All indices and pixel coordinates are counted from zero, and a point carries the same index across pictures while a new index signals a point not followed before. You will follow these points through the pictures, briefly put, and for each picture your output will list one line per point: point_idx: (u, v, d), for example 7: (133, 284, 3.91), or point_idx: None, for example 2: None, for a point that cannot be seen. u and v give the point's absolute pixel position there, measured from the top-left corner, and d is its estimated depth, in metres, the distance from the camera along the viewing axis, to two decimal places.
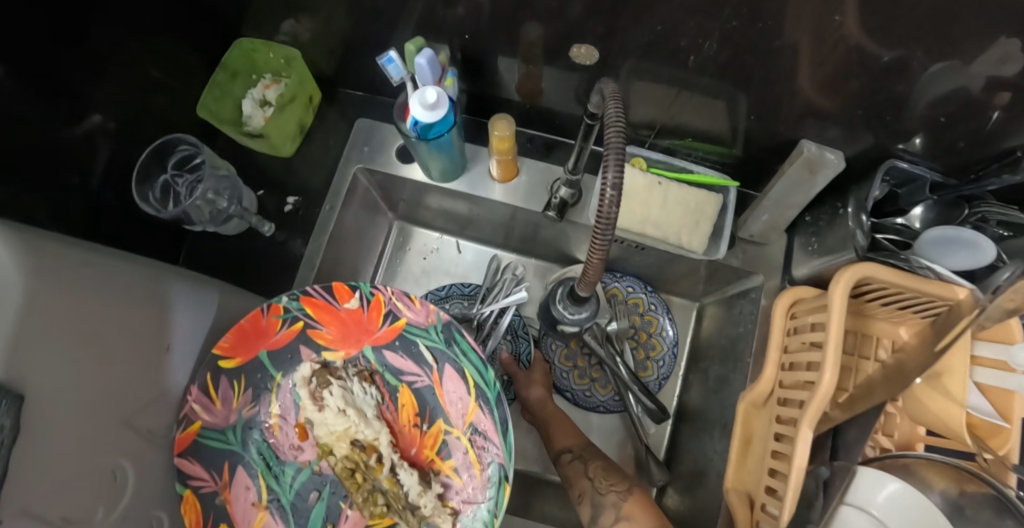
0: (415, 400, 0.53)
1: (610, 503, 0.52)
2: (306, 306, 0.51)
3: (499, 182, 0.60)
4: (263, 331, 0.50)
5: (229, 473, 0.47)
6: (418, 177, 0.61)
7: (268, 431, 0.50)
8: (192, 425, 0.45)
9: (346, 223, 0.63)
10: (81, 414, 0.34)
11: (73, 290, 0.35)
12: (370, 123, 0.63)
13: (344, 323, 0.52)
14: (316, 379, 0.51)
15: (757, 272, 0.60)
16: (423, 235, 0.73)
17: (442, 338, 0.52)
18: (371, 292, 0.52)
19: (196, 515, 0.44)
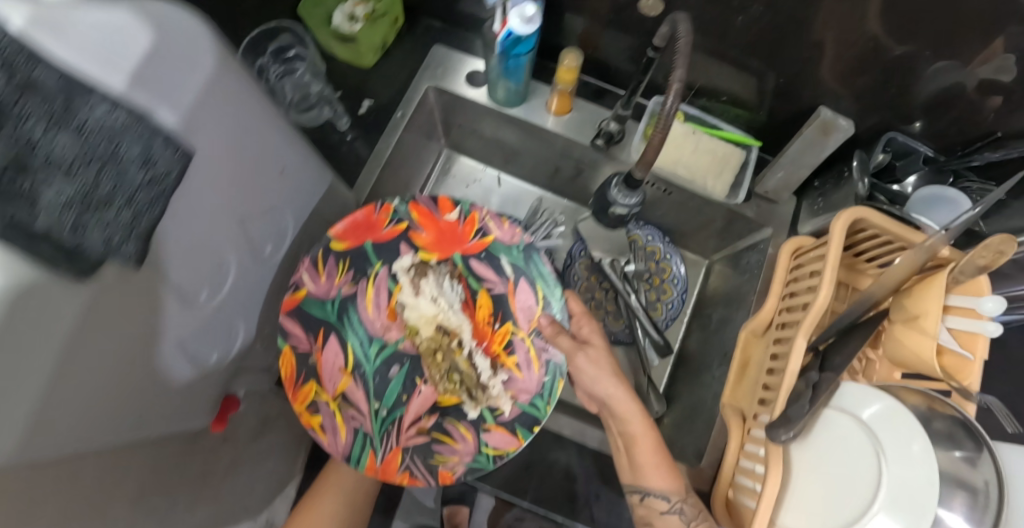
0: (492, 303, 0.59)
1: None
2: (414, 212, 0.59)
3: (554, 113, 0.68)
4: (373, 224, 0.58)
5: (323, 338, 0.56)
6: (482, 100, 0.68)
7: (361, 307, 0.58)
8: (299, 291, 0.55)
9: (409, 134, 0.70)
10: (216, 196, 0.40)
11: (245, 92, 0.41)
12: (444, 50, 0.69)
13: (440, 230, 0.60)
14: (416, 270, 0.59)
15: (767, 225, 0.67)
16: (469, 165, 0.81)
17: (522, 257, 0.59)
18: (469, 209, 0.60)
19: (293, 367, 0.54)
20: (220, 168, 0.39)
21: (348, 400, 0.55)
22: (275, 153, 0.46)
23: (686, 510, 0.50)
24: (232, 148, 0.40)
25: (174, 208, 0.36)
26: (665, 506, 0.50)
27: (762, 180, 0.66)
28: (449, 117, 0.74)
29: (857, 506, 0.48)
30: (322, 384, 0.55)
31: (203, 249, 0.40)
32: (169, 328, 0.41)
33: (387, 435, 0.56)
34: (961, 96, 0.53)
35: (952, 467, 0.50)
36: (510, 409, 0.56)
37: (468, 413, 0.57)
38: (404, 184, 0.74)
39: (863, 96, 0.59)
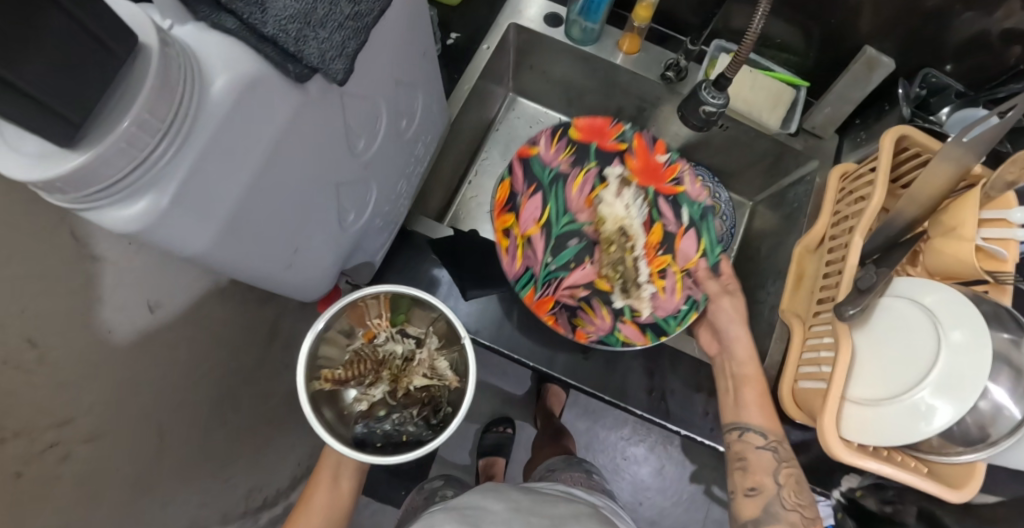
0: (660, 236, 0.71)
1: (787, 522, 0.55)
2: (635, 141, 0.73)
3: (624, 52, 0.74)
4: (605, 133, 0.74)
5: (532, 191, 0.72)
6: (559, 37, 0.74)
7: (568, 186, 0.73)
8: (533, 147, 0.72)
9: (490, 70, 0.76)
10: (384, 50, 0.47)
11: None
12: None
13: (648, 164, 0.73)
14: (622, 181, 0.72)
15: (814, 160, 0.75)
16: (532, 108, 0.87)
17: (700, 212, 0.71)
18: (676, 161, 0.73)
19: (506, 194, 0.71)
20: (391, 25, 0.47)
21: (532, 241, 0.70)
22: (418, 29, 0.53)
23: (778, 449, 0.60)
24: (401, 13, 0.47)
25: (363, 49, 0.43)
26: (761, 444, 0.61)
27: (810, 116, 0.73)
28: (523, 58, 0.80)
29: (910, 376, 0.56)
30: (519, 219, 0.71)
31: (365, 95, 0.48)
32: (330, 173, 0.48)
33: (549, 282, 0.69)
34: (987, 40, 0.63)
35: (1002, 348, 0.56)
36: (646, 314, 0.68)
37: (615, 301, 0.69)
38: (479, 116, 0.80)
39: (904, 43, 0.67)
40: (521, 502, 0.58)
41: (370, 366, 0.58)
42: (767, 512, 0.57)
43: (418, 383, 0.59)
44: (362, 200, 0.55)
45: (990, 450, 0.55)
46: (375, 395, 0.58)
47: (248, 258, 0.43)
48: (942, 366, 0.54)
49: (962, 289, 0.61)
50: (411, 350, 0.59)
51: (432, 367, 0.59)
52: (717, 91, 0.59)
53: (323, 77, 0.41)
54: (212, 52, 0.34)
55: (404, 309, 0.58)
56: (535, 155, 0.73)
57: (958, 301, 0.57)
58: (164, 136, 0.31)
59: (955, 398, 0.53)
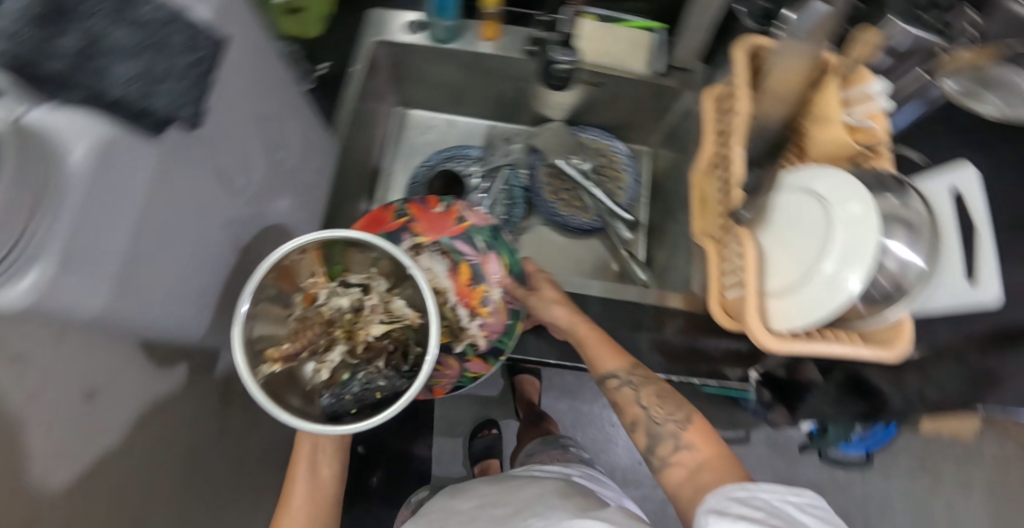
0: (471, 272, 0.66)
1: (668, 434, 0.53)
2: (410, 209, 0.68)
3: (486, 40, 0.77)
4: (382, 219, 0.67)
5: None
6: (424, 42, 0.77)
7: None
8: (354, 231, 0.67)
9: (368, 88, 0.79)
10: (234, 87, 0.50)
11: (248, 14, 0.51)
12: (380, 12, 0.77)
13: (431, 221, 0.67)
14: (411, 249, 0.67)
15: (687, 92, 0.78)
16: (423, 116, 0.92)
17: (494, 236, 0.67)
18: (451, 204, 0.68)
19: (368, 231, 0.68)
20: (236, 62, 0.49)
21: None
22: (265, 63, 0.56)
23: (636, 385, 0.57)
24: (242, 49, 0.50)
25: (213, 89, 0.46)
26: (619, 381, 0.57)
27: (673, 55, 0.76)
28: (399, 69, 0.83)
29: (812, 257, 0.59)
30: None
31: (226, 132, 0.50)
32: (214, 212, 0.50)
33: None
34: None
35: (892, 211, 0.60)
36: (484, 344, 0.65)
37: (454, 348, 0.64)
38: (369, 134, 0.82)
39: None
40: (489, 495, 0.59)
41: (317, 329, 0.60)
42: (652, 435, 0.54)
43: (376, 333, 0.61)
44: (243, 227, 0.58)
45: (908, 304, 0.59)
46: (333, 359, 0.59)
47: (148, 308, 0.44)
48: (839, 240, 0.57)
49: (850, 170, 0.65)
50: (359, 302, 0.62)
51: (386, 314, 0.61)
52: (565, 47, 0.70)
53: (179, 123, 0.43)
54: (61, 126, 0.35)
55: (341, 259, 0.59)
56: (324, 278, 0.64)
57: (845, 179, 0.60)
58: (32, 211, 0.32)
59: (856, 265, 0.56)
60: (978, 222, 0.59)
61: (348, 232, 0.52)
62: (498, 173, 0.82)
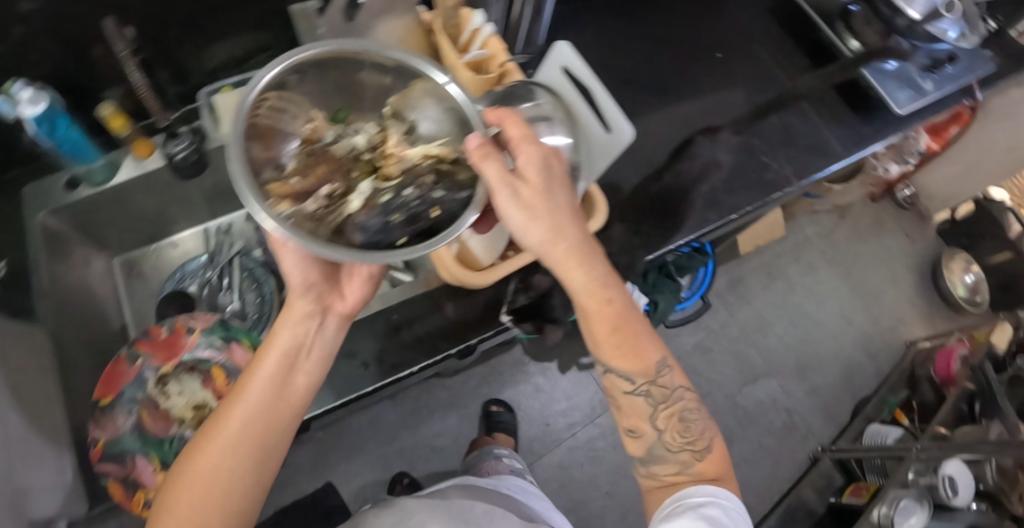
0: (224, 372, 0.66)
1: (678, 460, 0.55)
2: (142, 349, 0.67)
3: (144, 157, 0.77)
4: (117, 372, 0.66)
5: (146, 413, 0.67)
6: (89, 191, 0.76)
7: (149, 423, 0.66)
8: (104, 397, 0.66)
9: (58, 260, 0.76)
10: None
11: None
12: (28, 185, 0.75)
13: (165, 349, 0.68)
14: (161, 383, 0.67)
15: None
16: (144, 252, 0.92)
17: (225, 329, 0.67)
18: (172, 323, 0.68)
19: (115, 386, 0.66)
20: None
21: None
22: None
23: (651, 390, 0.54)
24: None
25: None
26: (630, 386, 0.54)
27: None
28: (84, 225, 0.80)
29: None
30: (146, 487, 0.63)
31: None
32: None
33: None
34: None
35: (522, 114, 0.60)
36: None
37: None
38: (85, 301, 0.80)
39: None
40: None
41: (335, 164, 0.47)
42: (653, 451, 0.56)
43: (409, 160, 0.48)
44: None
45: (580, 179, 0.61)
46: (357, 194, 0.45)
47: None
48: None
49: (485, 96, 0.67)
50: (379, 143, 0.50)
51: (422, 138, 0.50)
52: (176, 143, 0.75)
53: None
54: None
55: (347, 108, 0.53)
56: (104, 445, 0.64)
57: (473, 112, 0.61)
58: None
59: None
60: (592, 84, 0.62)
61: (395, 51, 0.47)
62: (232, 264, 0.83)
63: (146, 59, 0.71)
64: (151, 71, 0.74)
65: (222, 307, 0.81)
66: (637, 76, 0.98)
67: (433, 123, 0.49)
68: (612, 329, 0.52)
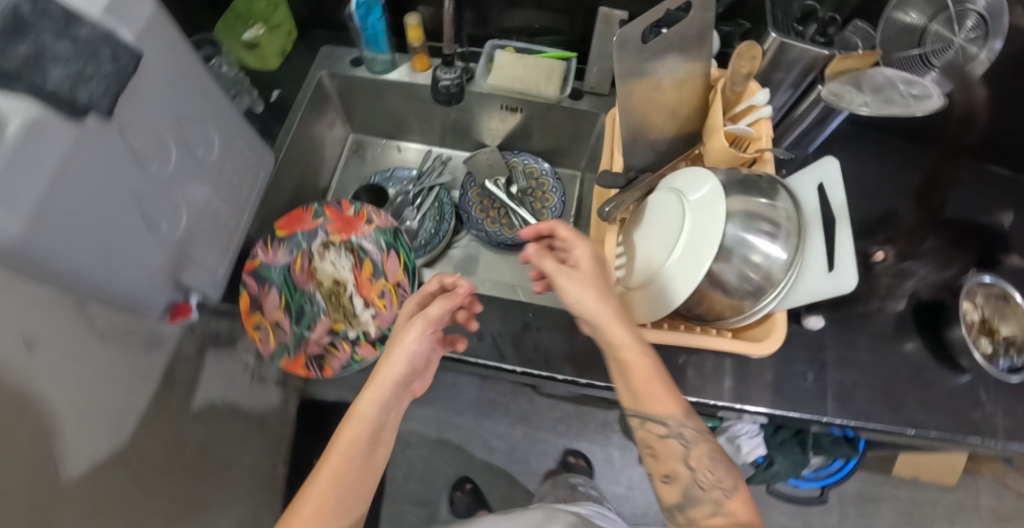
0: (374, 268, 0.72)
1: (710, 500, 0.56)
2: (327, 212, 0.74)
3: (419, 71, 0.87)
4: (302, 218, 0.73)
5: (300, 258, 0.73)
6: (364, 74, 0.88)
7: (293, 272, 0.72)
8: (279, 231, 0.73)
9: (315, 121, 0.89)
10: (155, 106, 0.56)
11: (170, 62, 0.58)
12: (330, 49, 0.89)
13: (345, 222, 0.74)
14: (323, 248, 0.73)
15: (601, 113, 0.85)
16: (373, 143, 1.00)
17: (393, 237, 0.74)
18: (359, 209, 0.74)
19: (293, 225, 0.73)
20: (180, 57, 0.59)
21: (281, 324, 0.69)
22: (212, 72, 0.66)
23: (688, 435, 0.57)
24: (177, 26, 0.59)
25: (140, 74, 0.53)
26: (664, 431, 0.58)
27: (584, 80, 0.84)
28: (348, 100, 0.93)
29: (670, 241, 0.60)
30: (266, 312, 0.69)
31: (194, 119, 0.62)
32: (129, 187, 0.54)
33: (301, 343, 0.68)
34: None
35: (754, 208, 0.59)
36: (375, 332, 0.70)
37: (351, 334, 0.70)
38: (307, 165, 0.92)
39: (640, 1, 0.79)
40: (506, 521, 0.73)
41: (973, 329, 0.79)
42: (688, 495, 0.57)
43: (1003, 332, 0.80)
44: (170, 232, 0.61)
45: (771, 299, 0.59)
46: (985, 343, 0.79)
47: (101, 267, 0.53)
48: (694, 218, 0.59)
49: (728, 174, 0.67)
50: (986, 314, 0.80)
51: (1002, 311, 0.81)
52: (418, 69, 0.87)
53: (98, 113, 0.49)
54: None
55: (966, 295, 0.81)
56: (258, 264, 0.71)
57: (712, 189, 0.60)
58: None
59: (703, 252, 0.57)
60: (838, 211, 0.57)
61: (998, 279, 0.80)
62: (431, 190, 0.91)
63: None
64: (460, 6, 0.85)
65: (407, 221, 0.89)
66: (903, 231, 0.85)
67: (997, 309, 0.81)
68: (649, 401, 0.57)
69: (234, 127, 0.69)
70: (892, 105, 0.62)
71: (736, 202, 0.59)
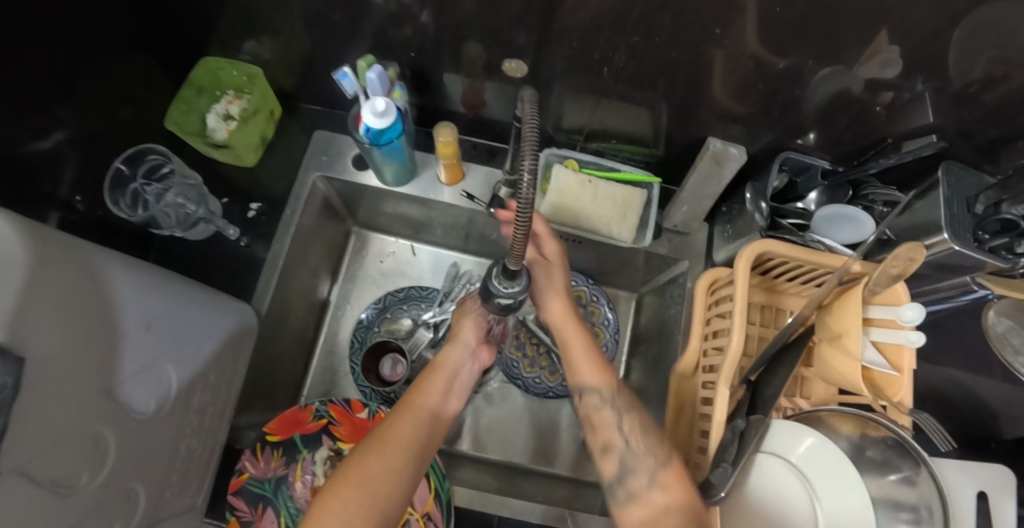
0: None
1: (644, 471, 0.49)
2: (333, 410, 0.59)
3: (448, 185, 0.67)
4: (301, 420, 0.59)
5: (301, 469, 0.58)
6: (373, 183, 0.67)
7: (294, 487, 0.58)
8: (272, 436, 0.58)
9: (307, 230, 0.68)
10: (72, 390, 0.38)
11: (81, 312, 0.39)
12: (327, 135, 0.69)
13: (356, 425, 0.58)
14: (330, 463, 0.58)
15: (683, 258, 0.66)
16: (380, 241, 0.78)
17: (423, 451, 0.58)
18: (376, 410, 0.58)
19: (287, 429, 0.59)
20: (103, 309, 0.42)
21: None
22: (150, 269, 0.49)
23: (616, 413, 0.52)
24: (88, 252, 0.41)
25: (35, 382, 0.35)
26: (598, 398, 0.53)
27: (668, 216, 0.65)
28: (351, 200, 0.72)
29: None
30: None
31: (140, 369, 0.45)
32: (62, 518, 0.39)
33: None
34: (852, 96, 0.52)
35: (893, 495, 0.52)
36: None
37: None
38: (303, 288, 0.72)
39: (744, 125, 0.60)
40: None
41: None
42: (624, 464, 0.50)
43: None
44: (130, 511, 0.46)
45: None
46: None
47: None
48: (826, 505, 0.50)
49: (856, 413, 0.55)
50: None
51: None
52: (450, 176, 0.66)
53: None
54: None
55: None
56: (247, 479, 0.56)
57: (845, 470, 0.51)
58: None
59: None
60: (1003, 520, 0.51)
61: None
62: None
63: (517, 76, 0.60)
64: (502, 89, 0.63)
65: None
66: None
67: None
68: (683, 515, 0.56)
69: (192, 325, 0.52)
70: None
71: (870, 485, 0.53)
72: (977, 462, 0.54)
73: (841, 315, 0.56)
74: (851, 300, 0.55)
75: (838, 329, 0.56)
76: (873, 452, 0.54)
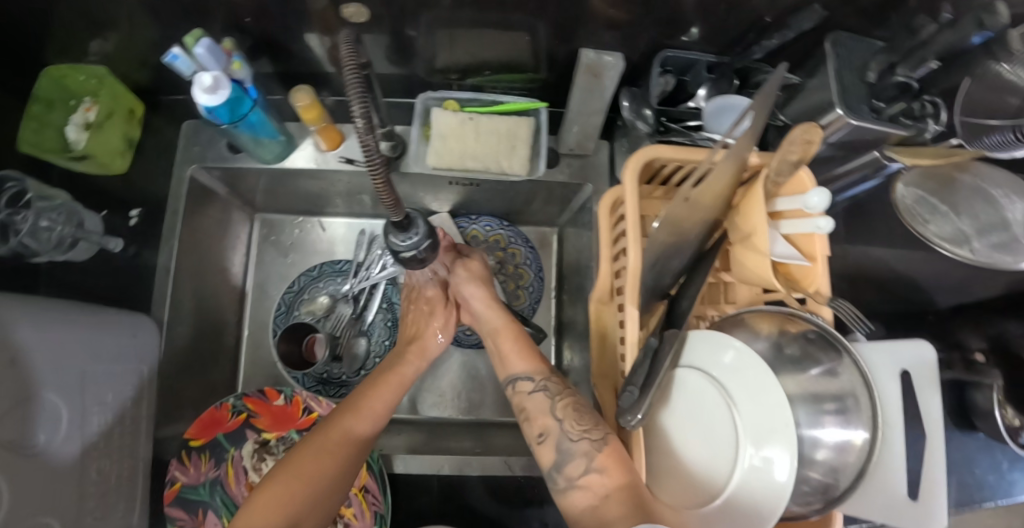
0: None
1: (580, 452, 0.45)
2: (249, 404, 0.58)
3: (329, 150, 0.64)
4: (218, 420, 0.58)
5: (232, 466, 0.58)
6: (253, 163, 0.64)
7: (231, 485, 0.58)
8: (194, 441, 0.57)
9: (200, 226, 0.65)
10: None
11: None
12: (195, 123, 0.65)
13: (276, 412, 0.58)
14: (259, 455, 0.58)
15: (585, 182, 0.64)
16: (285, 222, 0.75)
17: None
18: (292, 394, 0.58)
19: (208, 431, 0.58)
20: None
21: None
22: (6, 299, 0.46)
23: (549, 388, 0.51)
24: None
25: None
26: (529, 387, 0.52)
27: (560, 140, 0.62)
28: (241, 187, 0.69)
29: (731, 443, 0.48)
30: None
31: (16, 403, 0.43)
32: None
33: None
34: None
35: (814, 388, 0.51)
36: None
37: None
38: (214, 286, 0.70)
39: (620, 33, 0.55)
40: None
41: None
42: (561, 451, 0.46)
43: None
44: None
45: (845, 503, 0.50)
46: None
47: None
48: (750, 409, 0.49)
49: (776, 311, 0.52)
50: None
51: None
52: (327, 141, 0.62)
53: None
54: None
55: None
56: (179, 488, 0.56)
57: (764, 375, 0.49)
58: None
59: (772, 444, 0.47)
60: (926, 389, 0.50)
61: None
62: (376, 289, 0.70)
63: (370, 25, 0.55)
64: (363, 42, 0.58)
65: (356, 337, 0.69)
66: (965, 294, 0.61)
67: None
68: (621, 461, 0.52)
69: (74, 348, 0.49)
70: (998, 254, 0.53)
71: (788, 383, 0.52)
72: (898, 339, 0.51)
73: (744, 215, 0.52)
74: (754, 195, 0.50)
75: (746, 230, 0.53)
76: (790, 348, 0.52)
